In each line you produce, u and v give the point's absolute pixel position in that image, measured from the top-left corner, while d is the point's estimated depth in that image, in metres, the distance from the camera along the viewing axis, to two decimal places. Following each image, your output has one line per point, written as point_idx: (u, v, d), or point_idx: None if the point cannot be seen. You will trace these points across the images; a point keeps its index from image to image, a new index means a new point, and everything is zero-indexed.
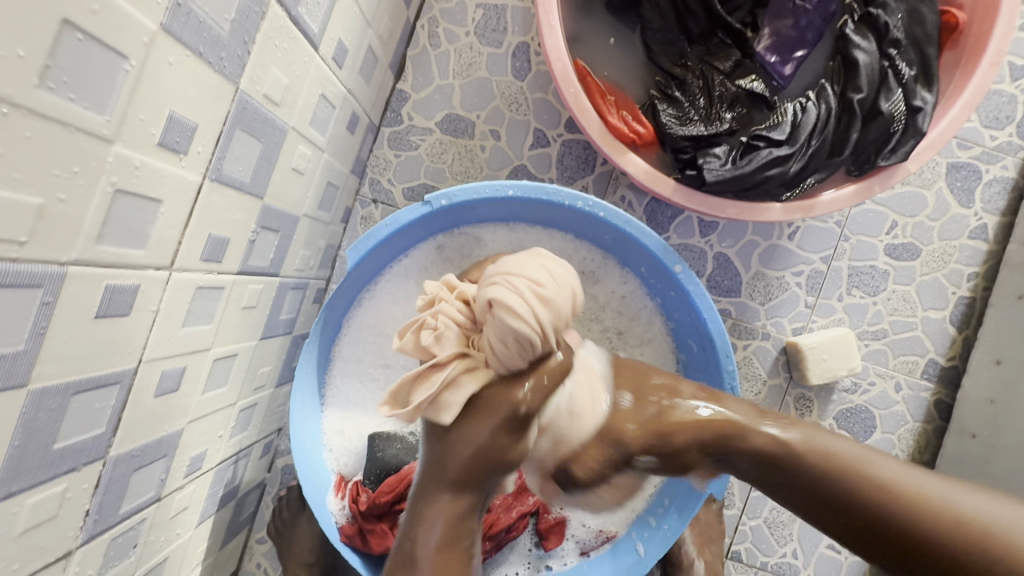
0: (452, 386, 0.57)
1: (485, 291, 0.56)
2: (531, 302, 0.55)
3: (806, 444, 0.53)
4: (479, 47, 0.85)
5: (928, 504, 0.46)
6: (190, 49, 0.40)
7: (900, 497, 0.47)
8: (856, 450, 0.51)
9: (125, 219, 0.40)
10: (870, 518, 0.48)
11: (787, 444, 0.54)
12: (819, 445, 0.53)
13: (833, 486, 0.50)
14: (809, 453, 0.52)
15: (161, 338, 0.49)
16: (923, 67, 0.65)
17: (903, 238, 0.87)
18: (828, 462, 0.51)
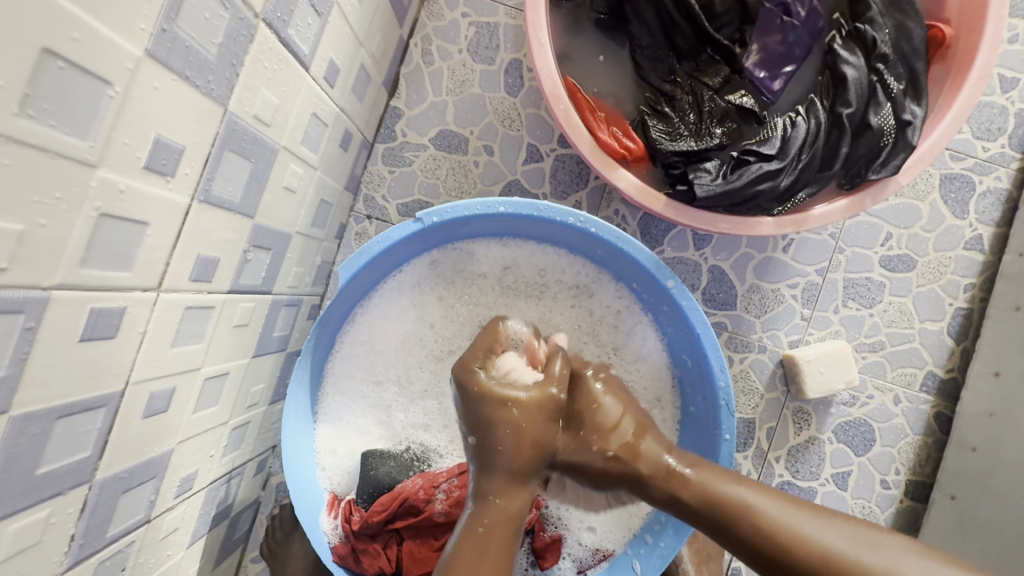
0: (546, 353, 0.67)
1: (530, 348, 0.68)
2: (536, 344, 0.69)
3: (726, 499, 0.53)
4: (472, 64, 0.85)
5: (830, 557, 0.46)
6: (176, 73, 0.40)
7: (785, 540, 0.48)
8: (744, 491, 0.52)
9: (109, 242, 0.40)
10: (755, 548, 0.49)
11: (707, 495, 0.54)
12: (741, 498, 0.52)
13: (719, 528, 0.52)
14: (665, 468, 0.58)
15: (149, 359, 0.49)
16: (912, 82, 0.66)
17: (898, 249, 0.87)
18: (736, 513, 0.51)
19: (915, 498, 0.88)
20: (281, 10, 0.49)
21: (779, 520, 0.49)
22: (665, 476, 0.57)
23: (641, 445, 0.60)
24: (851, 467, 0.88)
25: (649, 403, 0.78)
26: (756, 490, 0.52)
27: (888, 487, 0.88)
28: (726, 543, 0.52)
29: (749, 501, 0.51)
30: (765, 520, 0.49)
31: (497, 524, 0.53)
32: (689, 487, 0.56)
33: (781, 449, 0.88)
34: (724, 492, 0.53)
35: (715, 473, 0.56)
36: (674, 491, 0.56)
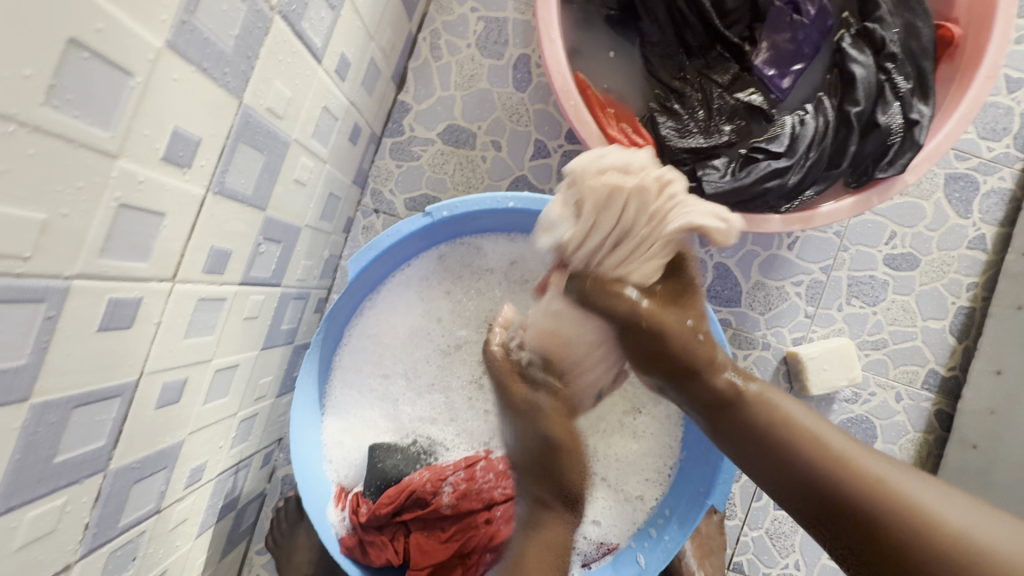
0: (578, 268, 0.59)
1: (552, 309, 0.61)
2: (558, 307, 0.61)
3: (791, 422, 0.54)
4: (481, 59, 0.85)
5: (885, 490, 0.49)
6: (195, 65, 0.40)
7: (846, 470, 0.50)
8: (803, 416, 0.55)
9: (127, 233, 0.40)
10: (808, 469, 0.52)
11: (769, 414, 0.55)
12: (799, 421, 0.54)
13: (777, 442, 0.54)
14: (770, 415, 0.55)
15: (162, 350, 0.49)
16: (919, 81, 0.66)
17: (903, 248, 0.88)
18: (795, 434, 0.53)
19: None
20: (295, 4, 0.50)
21: (838, 448, 0.52)
22: (748, 409, 0.56)
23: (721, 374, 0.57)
24: None
25: (654, 398, 0.78)
26: (858, 450, 0.52)
27: None
28: (773, 455, 0.54)
29: (810, 426, 0.53)
30: (827, 446, 0.52)
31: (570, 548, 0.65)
32: (749, 401, 0.56)
33: None
34: (826, 445, 0.52)
35: (777, 393, 0.57)
36: (750, 428, 0.55)
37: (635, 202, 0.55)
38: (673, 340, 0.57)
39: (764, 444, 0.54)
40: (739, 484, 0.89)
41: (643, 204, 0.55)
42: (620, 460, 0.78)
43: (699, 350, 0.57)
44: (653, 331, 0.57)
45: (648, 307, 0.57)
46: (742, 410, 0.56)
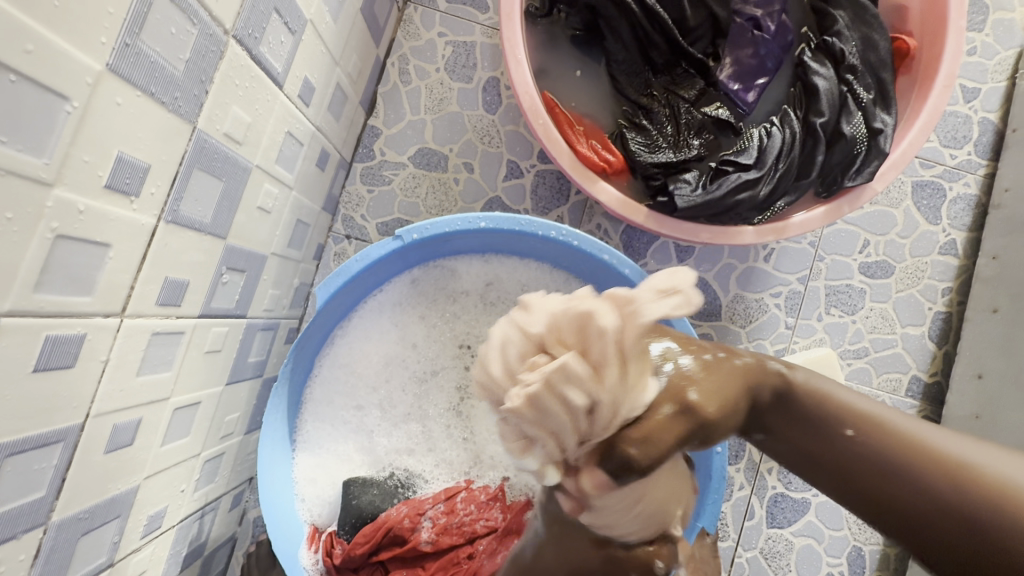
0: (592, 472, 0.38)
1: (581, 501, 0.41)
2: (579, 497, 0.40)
3: (861, 414, 0.41)
4: (450, 82, 0.86)
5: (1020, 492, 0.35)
6: (140, 89, 0.39)
7: (958, 470, 0.36)
8: (870, 403, 0.42)
9: (66, 265, 0.37)
10: (908, 477, 0.38)
11: (829, 410, 0.42)
12: (869, 409, 0.41)
13: (851, 445, 0.40)
14: (831, 407, 0.42)
15: (112, 389, 0.46)
16: (880, 91, 0.67)
17: (876, 256, 0.88)
18: (872, 429, 0.40)
19: None
20: (252, 28, 0.49)
21: (932, 440, 0.38)
22: (799, 407, 0.43)
23: (768, 368, 0.44)
24: None
25: None
26: (955, 436, 0.39)
27: None
28: (857, 471, 0.40)
29: (879, 413, 0.41)
30: (913, 438, 0.39)
31: None
32: (802, 398, 0.43)
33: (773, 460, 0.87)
34: (914, 436, 0.39)
35: (829, 381, 0.44)
36: (813, 433, 0.43)
37: (573, 372, 0.33)
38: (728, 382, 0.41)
39: (842, 459, 0.41)
40: (730, 504, 0.87)
41: (576, 366, 0.34)
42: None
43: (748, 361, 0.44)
44: (721, 415, 0.40)
45: (698, 400, 0.39)
46: (797, 414, 0.43)
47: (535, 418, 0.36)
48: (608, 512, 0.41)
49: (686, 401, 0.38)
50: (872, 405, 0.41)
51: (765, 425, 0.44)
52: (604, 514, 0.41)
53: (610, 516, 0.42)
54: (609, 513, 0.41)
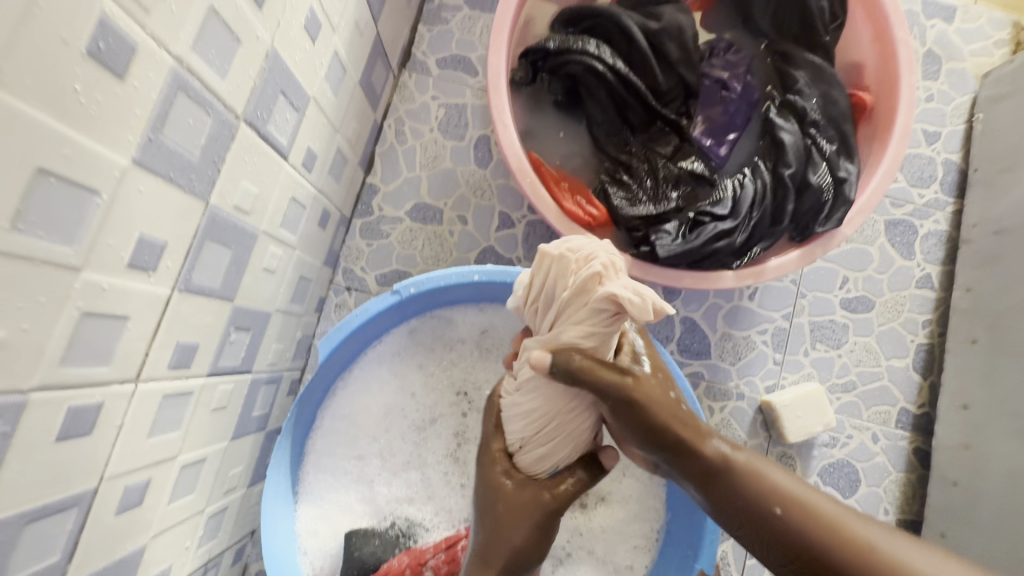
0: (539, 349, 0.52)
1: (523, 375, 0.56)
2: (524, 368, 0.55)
3: (783, 493, 0.50)
4: (443, 141, 0.91)
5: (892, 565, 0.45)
6: (162, 175, 0.43)
7: (852, 548, 0.47)
8: (790, 481, 0.51)
9: (89, 340, 0.40)
10: (815, 549, 0.48)
11: (758, 488, 0.51)
12: (789, 488, 0.50)
13: (775, 521, 0.49)
14: (761, 487, 0.51)
15: (124, 452, 0.48)
16: (844, 142, 0.72)
17: (856, 291, 0.92)
18: (792, 508, 0.49)
19: None
20: (260, 110, 0.54)
21: (837, 519, 0.48)
22: (734, 482, 0.52)
23: (705, 442, 0.54)
24: None
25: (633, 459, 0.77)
26: (857, 517, 0.49)
27: None
28: (778, 540, 0.50)
29: (798, 493, 0.50)
30: (825, 517, 0.48)
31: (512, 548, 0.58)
32: (736, 472, 0.52)
33: None
34: (824, 516, 0.48)
35: (758, 456, 0.53)
36: (744, 506, 0.51)
37: (560, 268, 0.48)
38: (661, 414, 0.53)
39: (768, 530, 0.50)
40: (731, 543, 0.87)
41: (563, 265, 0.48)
42: (606, 531, 0.74)
43: (685, 423, 0.55)
44: (650, 416, 0.53)
45: (641, 384, 0.53)
46: (732, 486, 0.52)
47: (526, 284, 0.52)
48: (532, 395, 0.55)
49: (633, 385, 0.53)
50: (792, 487, 0.50)
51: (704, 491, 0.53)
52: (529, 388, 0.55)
53: (534, 410, 0.56)
54: (531, 410, 0.56)
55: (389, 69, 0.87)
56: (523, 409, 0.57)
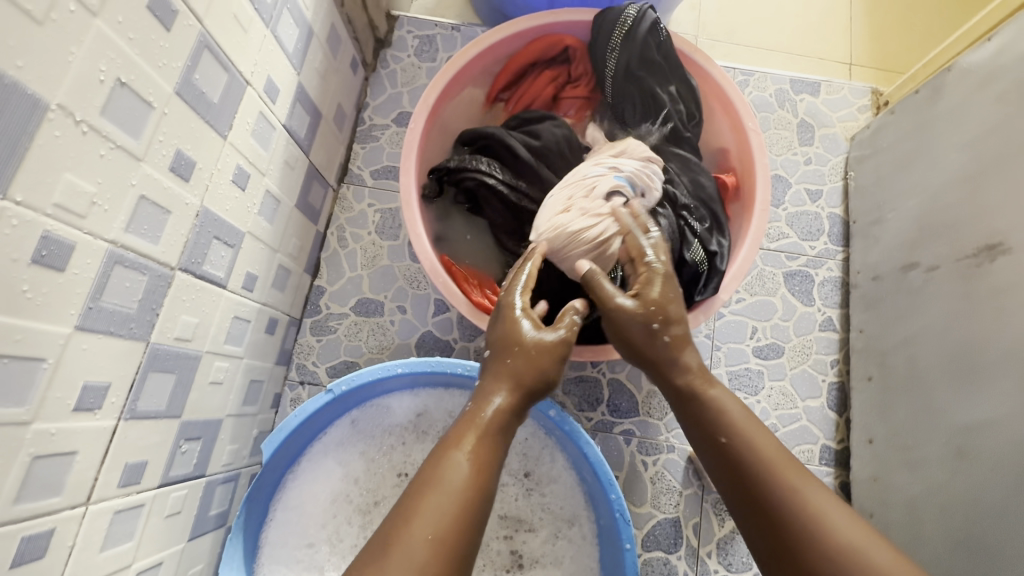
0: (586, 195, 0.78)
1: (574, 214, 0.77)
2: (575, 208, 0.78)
3: (735, 426, 0.61)
4: (381, 242, 1.03)
5: (793, 498, 0.56)
6: (102, 332, 0.53)
7: (771, 481, 0.57)
8: (747, 418, 0.62)
9: (41, 476, 0.49)
10: (745, 472, 0.59)
11: (717, 414, 0.63)
12: (744, 426, 0.61)
13: (721, 443, 0.62)
14: (719, 419, 0.62)
15: (77, 568, 0.55)
16: (713, 219, 0.84)
17: (766, 339, 1.01)
18: (741, 439, 0.61)
19: None
20: (195, 256, 0.64)
21: (774, 456, 0.59)
22: (701, 404, 0.64)
23: (684, 367, 0.65)
24: None
25: (567, 521, 0.83)
26: (801, 472, 0.58)
27: None
28: (723, 457, 0.61)
29: (750, 431, 0.61)
30: (761, 455, 0.59)
31: (517, 386, 0.60)
32: (703, 398, 0.64)
33: (710, 543, 0.93)
34: (762, 452, 0.59)
35: (728, 395, 0.65)
36: (702, 424, 0.63)
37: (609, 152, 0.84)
38: (649, 337, 0.65)
39: (716, 446, 0.62)
40: None
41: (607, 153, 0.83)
42: None
43: (674, 348, 0.65)
44: (638, 332, 0.65)
45: (649, 307, 0.65)
46: (697, 409, 0.64)
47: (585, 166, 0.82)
48: (579, 232, 0.76)
49: (643, 308, 0.65)
50: (746, 426, 0.61)
51: (680, 405, 0.66)
52: (578, 220, 0.77)
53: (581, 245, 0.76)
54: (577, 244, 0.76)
55: (327, 186, 1.00)
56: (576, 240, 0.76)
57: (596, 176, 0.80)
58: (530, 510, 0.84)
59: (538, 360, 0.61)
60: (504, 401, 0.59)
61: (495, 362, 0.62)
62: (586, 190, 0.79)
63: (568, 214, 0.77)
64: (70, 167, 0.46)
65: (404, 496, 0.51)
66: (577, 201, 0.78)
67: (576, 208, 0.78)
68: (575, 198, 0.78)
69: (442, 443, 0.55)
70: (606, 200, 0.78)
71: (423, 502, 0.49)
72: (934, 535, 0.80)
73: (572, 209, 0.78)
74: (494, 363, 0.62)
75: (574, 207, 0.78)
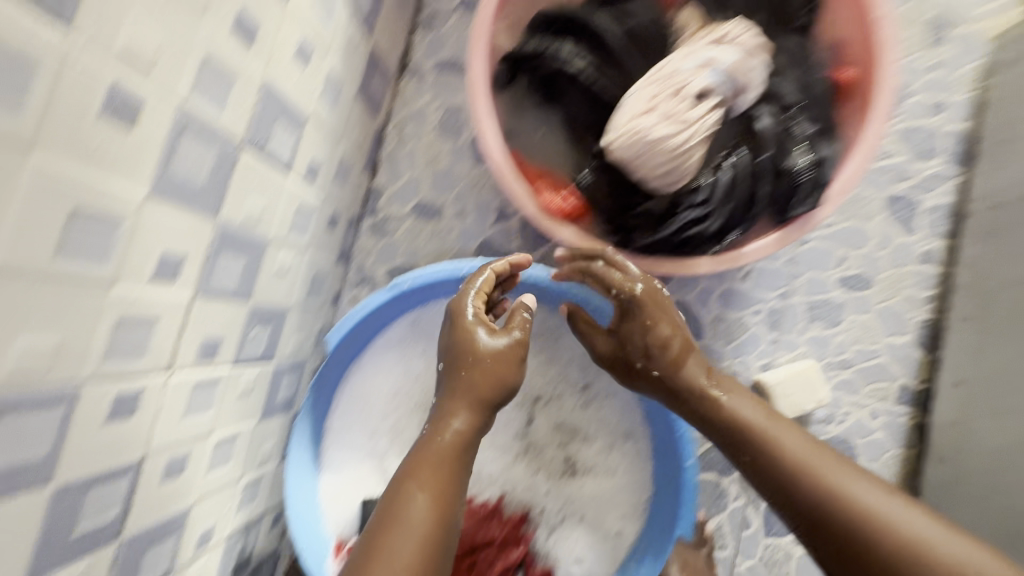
0: (674, 94, 0.67)
1: (655, 115, 0.67)
2: (659, 109, 0.67)
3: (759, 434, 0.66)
4: (441, 141, 0.97)
5: (838, 490, 0.60)
6: (173, 201, 0.51)
7: (812, 480, 0.62)
8: (767, 423, 0.67)
9: (126, 339, 0.49)
10: (790, 478, 0.63)
11: (739, 427, 0.67)
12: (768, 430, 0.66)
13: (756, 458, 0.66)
14: (747, 438, 0.66)
15: (164, 430, 0.58)
16: (824, 124, 0.73)
17: (854, 269, 0.92)
18: (769, 447, 0.65)
19: None
20: (259, 135, 0.61)
21: (805, 456, 0.63)
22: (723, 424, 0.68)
23: (689, 381, 0.70)
24: None
25: (622, 436, 0.83)
26: (828, 459, 0.63)
27: None
28: (769, 474, 0.65)
29: (773, 436, 0.65)
30: (793, 458, 0.63)
31: (455, 441, 0.63)
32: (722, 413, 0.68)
33: None
34: (792, 454, 0.64)
35: (743, 400, 0.69)
36: (735, 444, 0.68)
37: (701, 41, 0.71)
38: (643, 348, 0.72)
39: (758, 465, 0.65)
40: (726, 514, 0.91)
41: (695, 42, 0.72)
42: (596, 498, 0.82)
43: (676, 366, 0.70)
44: (647, 351, 0.71)
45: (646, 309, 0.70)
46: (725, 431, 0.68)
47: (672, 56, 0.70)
48: (663, 137, 0.66)
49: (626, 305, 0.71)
50: (769, 435, 0.65)
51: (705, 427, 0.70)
52: (663, 123, 0.66)
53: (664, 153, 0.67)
54: (661, 151, 0.67)
55: (386, 77, 0.93)
56: (660, 145, 0.66)
57: (687, 72, 0.68)
58: (586, 420, 0.83)
59: (485, 389, 0.66)
60: (446, 434, 0.63)
61: (449, 399, 0.66)
62: (674, 87, 0.67)
63: (650, 116, 0.67)
64: (130, 9, 0.41)
65: (372, 533, 0.58)
66: (662, 100, 0.67)
67: (660, 109, 0.67)
68: (661, 95, 0.67)
69: (380, 520, 0.58)
70: (696, 104, 0.67)
71: (386, 542, 0.56)
72: (1014, 485, 0.76)
73: (656, 109, 0.67)
74: (445, 399, 0.66)
75: (658, 107, 0.67)
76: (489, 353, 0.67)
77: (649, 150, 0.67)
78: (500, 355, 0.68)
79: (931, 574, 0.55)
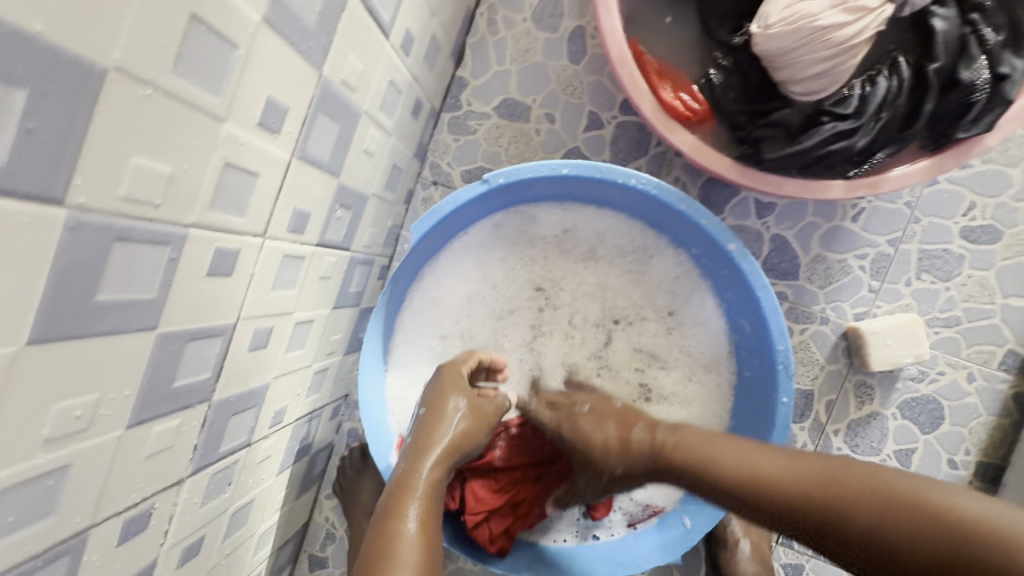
0: None
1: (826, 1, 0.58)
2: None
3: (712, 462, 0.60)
4: (536, 32, 0.87)
5: (817, 489, 0.53)
6: (285, 37, 0.45)
7: (788, 490, 0.55)
8: (717, 452, 0.61)
9: (230, 188, 0.45)
10: (772, 499, 0.55)
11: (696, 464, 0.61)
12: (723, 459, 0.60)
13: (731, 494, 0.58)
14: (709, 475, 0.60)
15: (254, 299, 0.55)
16: (1012, 32, 0.62)
17: (982, 220, 0.82)
18: (732, 473, 0.59)
19: (984, 479, 0.85)
20: None
21: (762, 474, 0.57)
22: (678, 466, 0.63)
23: (638, 434, 0.67)
24: (915, 444, 0.86)
25: (704, 367, 0.80)
26: (797, 461, 0.57)
27: (955, 467, 0.85)
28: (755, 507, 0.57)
29: (729, 462, 0.60)
30: (757, 477, 0.57)
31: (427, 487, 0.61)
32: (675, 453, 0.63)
33: (840, 422, 0.87)
34: (756, 473, 0.57)
35: (691, 439, 0.64)
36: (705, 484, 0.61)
37: None
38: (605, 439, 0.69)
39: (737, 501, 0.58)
40: None
41: None
42: None
43: (633, 429, 0.68)
44: (607, 429, 0.69)
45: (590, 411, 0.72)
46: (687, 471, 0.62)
47: None
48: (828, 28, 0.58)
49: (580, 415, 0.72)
50: (721, 462, 0.60)
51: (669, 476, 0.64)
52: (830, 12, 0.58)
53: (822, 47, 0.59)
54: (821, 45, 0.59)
55: None
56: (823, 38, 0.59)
57: None
58: (666, 347, 0.81)
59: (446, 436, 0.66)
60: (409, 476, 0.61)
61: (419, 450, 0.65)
62: None
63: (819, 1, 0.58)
64: None
65: None
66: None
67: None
68: None
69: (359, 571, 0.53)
70: None
71: None
72: None
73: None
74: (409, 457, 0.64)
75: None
76: (436, 409, 0.69)
77: (808, 40, 0.59)
78: (433, 412, 0.68)
79: (953, 534, 0.45)
